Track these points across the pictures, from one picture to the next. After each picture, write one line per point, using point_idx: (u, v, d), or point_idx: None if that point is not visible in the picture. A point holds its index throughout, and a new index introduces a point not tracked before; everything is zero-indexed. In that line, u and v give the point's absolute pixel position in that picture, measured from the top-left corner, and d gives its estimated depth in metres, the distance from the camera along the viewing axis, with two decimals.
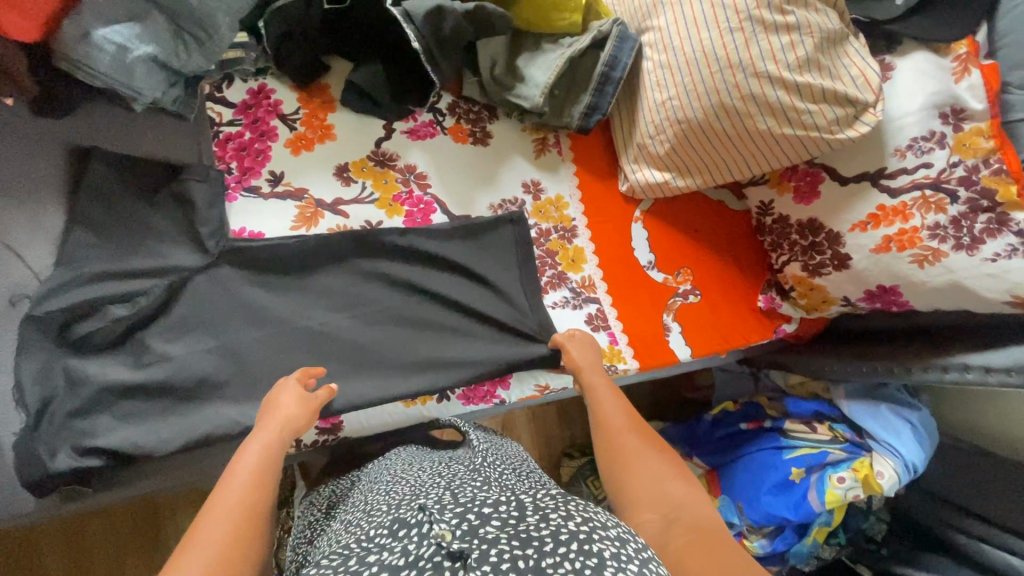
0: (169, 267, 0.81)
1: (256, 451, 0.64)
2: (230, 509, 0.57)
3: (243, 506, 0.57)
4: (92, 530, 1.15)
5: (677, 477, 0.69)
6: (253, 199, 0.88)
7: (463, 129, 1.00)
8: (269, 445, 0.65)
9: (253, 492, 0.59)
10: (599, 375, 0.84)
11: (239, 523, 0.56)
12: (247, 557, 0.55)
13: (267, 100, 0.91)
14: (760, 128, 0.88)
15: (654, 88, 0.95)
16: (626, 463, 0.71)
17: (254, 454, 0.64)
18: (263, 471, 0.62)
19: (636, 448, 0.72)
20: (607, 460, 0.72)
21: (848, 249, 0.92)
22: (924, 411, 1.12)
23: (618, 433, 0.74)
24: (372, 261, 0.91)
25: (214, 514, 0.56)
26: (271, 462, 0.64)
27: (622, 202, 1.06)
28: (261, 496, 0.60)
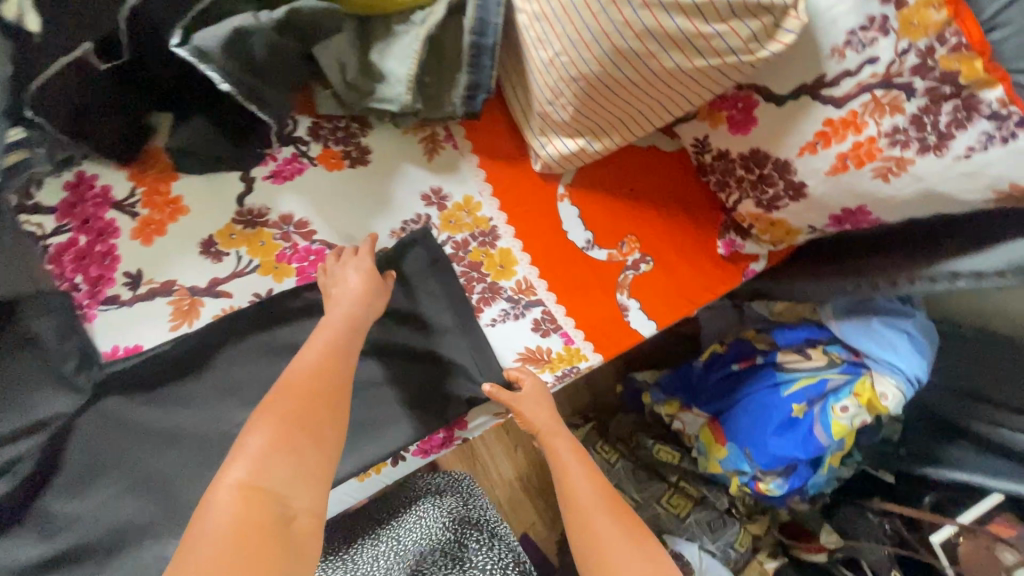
0: (43, 421, 0.70)
1: (327, 336, 0.69)
2: (296, 388, 0.63)
3: (311, 384, 0.63)
4: None
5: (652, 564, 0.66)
6: (117, 311, 0.76)
7: (334, 153, 0.85)
8: (341, 325, 0.71)
9: (323, 369, 0.66)
10: (564, 443, 0.79)
11: (302, 399, 0.61)
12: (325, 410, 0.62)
13: (91, 190, 0.76)
14: (668, 67, 0.72)
15: (536, 45, 0.78)
16: (603, 557, 0.67)
17: (324, 343, 0.69)
18: (335, 355, 0.68)
19: (609, 537, 0.69)
20: (584, 553, 0.69)
21: (801, 176, 0.79)
22: (920, 316, 1.03)
23: (590, 518, 0.71)
24: (275, 336, 0.79)
25: (280, 393, 0.62)
26: (341, 349, 0.69)
27: (541, 183, 0.92)
28: (329, 372, 0.66)
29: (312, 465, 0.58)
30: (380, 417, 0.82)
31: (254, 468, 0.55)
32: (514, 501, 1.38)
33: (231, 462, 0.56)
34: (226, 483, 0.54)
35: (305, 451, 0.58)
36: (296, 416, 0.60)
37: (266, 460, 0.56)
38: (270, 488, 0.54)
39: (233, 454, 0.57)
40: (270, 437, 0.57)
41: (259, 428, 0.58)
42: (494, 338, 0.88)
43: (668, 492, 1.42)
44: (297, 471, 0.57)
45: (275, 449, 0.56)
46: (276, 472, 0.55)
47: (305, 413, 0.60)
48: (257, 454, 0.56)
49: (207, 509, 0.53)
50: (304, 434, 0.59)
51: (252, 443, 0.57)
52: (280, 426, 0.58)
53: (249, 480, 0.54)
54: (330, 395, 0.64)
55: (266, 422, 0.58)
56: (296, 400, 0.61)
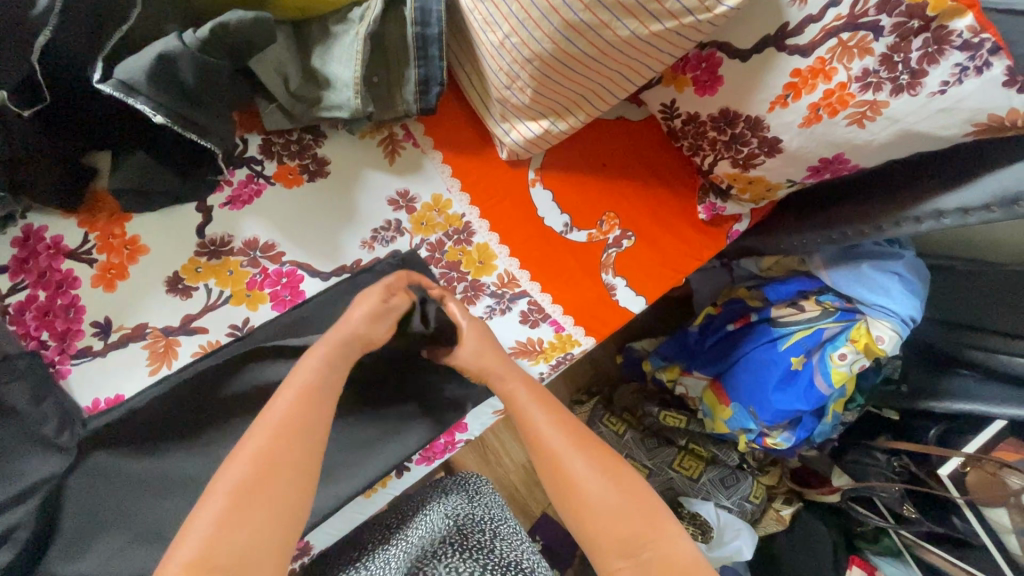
0: (31, 487, 0.68)
1: (301, 382, 0.62)
2: (258, 446, 0.56)
3: (274, 436, 0.56)
4: None
5: (634, 504, 0.63)
6: (91, 363, 0.74)
7: (291, 169, 0.81)
8: (324, 367, 0.63)
9: (298, 419, 0.59)
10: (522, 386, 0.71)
11: (263, 462, 0.55)
12: (286, 468, 0.55)
13: (43, 242, 0.73)
14: (624, 36, 0.69)
15: (484, 29, 0.75)
16: (582, 505, 0.64)
17: (296, 388, 0.61)
18: (305, 405, 0.60)
19: (586, 483, 0.64)
20: (561, 500, 0.66)
21: (774, 132, 0.77)
22: (909, 255, 1.01)
23: (564, 467, 0.66)
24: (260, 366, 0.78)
25: (239, 453, 0.56)
26: (316, 392, 0.61)
27: (510, 170, 0.89)
28: (300, 425, 0.58)
29: (265, 545, 0.52)
30: (378, 432, 0.81)
31: (205, 547, 0.49)
32: (529, 483, 1.38)
33: (181, 537, 0.51)
34: (172, 566, 0.49)
35: (259, 525, 0.52)
36: (253, 483, 0.53)
37: (215, 539, 0.50)
38: (216, 571, 0.49)
39: (185, 526, 0.51)
40: (221, 511, 0.51)
41: (212, 500, 0.52)
42: None
43: (678, 456, 1.43)
44: (248, 550, 0.51)
45: (227, 527, 0.51)
46: (226, 552, 0.50)
47: (262, 481, 0.54)
48: (205, 534, 0.50)
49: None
50: (261, 505, 0.53)
51: (203, 520, 0.51)
52: (233, 497, 0.52)
53: (196, 562, 0.49)
54: (297, 454, 0.57)
55: (220, 493, 0.53)
56: (255, 465, 0.54)
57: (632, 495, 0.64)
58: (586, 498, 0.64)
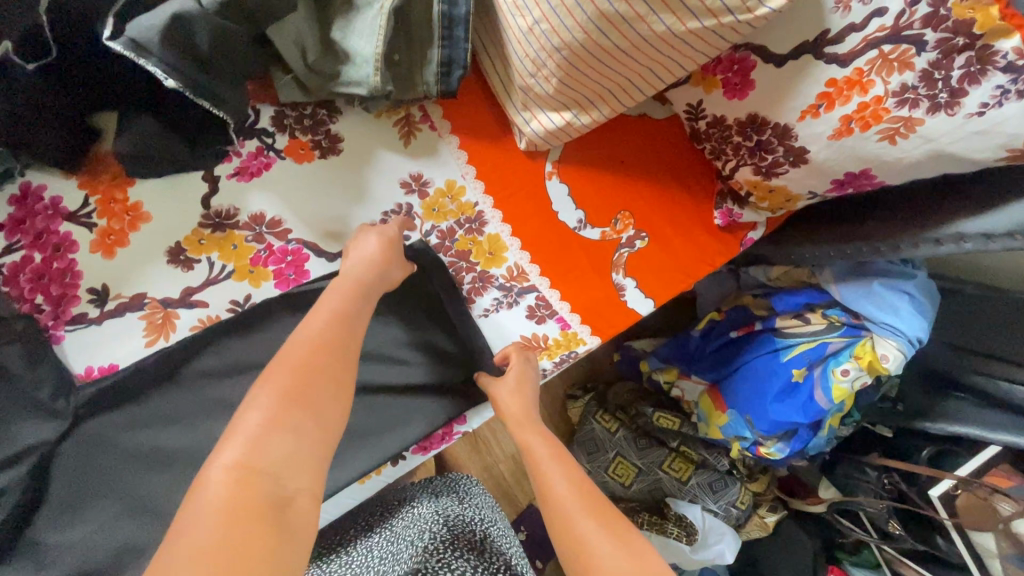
0: (21, 453, 0.67)
1: (330, 312, 0.65)
2: (299, 362, 0.58)
3: (313, 352, 0.60)
4: None
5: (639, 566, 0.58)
6: (85, 330, 0.72)
7: (303, 143, 0.78)
8: (350, 299, 0.67)
9: (332, 339, 0.62)
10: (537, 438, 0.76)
11: (305, 375, 0.57)
12: (321, 382, 0.58)
13: (40, 202, 0.70)
14: (659, 31, 0.66)
15: (513, 12, 0.72)
16: (588, 563, 0.61)
17: (327, 317, 0.64)
18: (337, 333, 0.63)
19: (593, 538, 0.62)
20: (571, 558, 0.63)
21: (802, 142, 0.75)
22: (922, 275, 1.00)
23: (573, 523, 0.65)
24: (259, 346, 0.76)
25: (279, 366, 0.58)
26: (346, 321, 0.65)
27: (527, 161, 0.86)
28: (334, 349, 0.62)
29: (310, 448, 0.54)
30: (376, 418, 0.81)
31: (256, 442, 0.51)
32: (518, 475, 1.38)
33: (228, 436, 0.52)
34: (225, 460, 0.50)
35: (303, 429, 0.54)
36: (295, 390, 0.56)
37: (265, 435, 0.52)
38: (267, 463, 0.50)
39: (231, 426, 0.53)
40: (270, 413, 0.53)
41: (262, 401, 0.54)
42: (489, 329, 0.86)
43: (669, 458, 1.43)
44: (295, 449, 0.53)
45: (278, 426, 0.53)
46: (277, 446, 0.52)
47: (304, 391, 0.56)
48: (256, 431, 0.52)
49: (208, 482, 0.49)
50: (306, 411, 0.55)
51: (252, 422, 0.53)
52: (280, 401, 0.54)
53: (248, 455, 0.50)
54: (337, 374, 0.60)
55: (266, 398, 0.54)
56: (298, 376, 0.57)
57: (640, 556, 0.60)
58: (593, 555, 0.61)
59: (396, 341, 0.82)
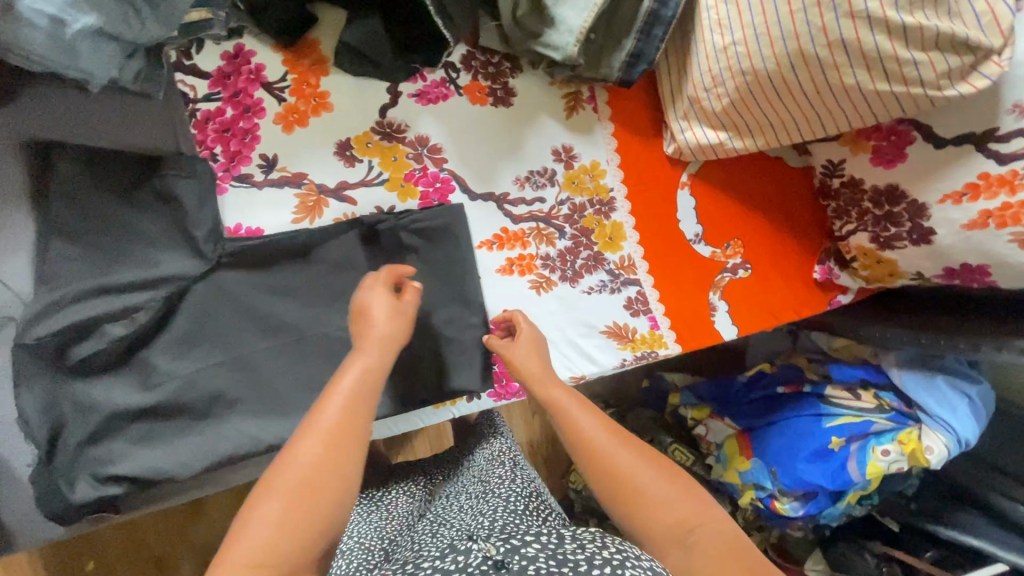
0: (164, 278, 0.72)
1: (351, 388, 0.57)
2: (314, 457, 0.52)
3: (336, 430, 0.54)
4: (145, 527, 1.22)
5: (683, 492, 0.60)
6: (246, 190, 0.77)
7: (481, 87, 0.84)
8: (373, 371, 0.60)
9: (357, 407, 0.56)
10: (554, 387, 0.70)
11: (318, 475, 0.51)
12: (342, 464, 0.53)
13: (246, 65, 0.76)
14: (846, 83, 0.72)
15: (713, 29, 0.78)
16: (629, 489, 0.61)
17: (346, 393, 0.57)
18: (353, 412, 0.56)
19: (636, 470, 0.61)
20: (614, 499, 0.61)
21: (933, 223, 0.80)
22: (984, 385, 1.06)
23: (608, 460, 0.62)
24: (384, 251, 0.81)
25: (294, 458, 0.52)
26: (365, 398, 0.58)
27: (667, 166, 0.92)
28: (352, 437, 0.54)
29: (304, 558, 0.49)
30: (453, 357, 0.82)
31: (258, 553, 0.47)
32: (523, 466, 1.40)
33: (232, 540, 0.48)
34: (224, 569, 0.46)
35: (309, 522, 0.50)
36: (308, 481, 0.51)
37: (272, 536, 0.48)
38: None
39: (239, 525, 0.48)
40: (275, 521, 0.48)
41: (267, 503, 0.49)
42: (588, 306, 0.89)
43: None
44: (294, 564, 0.48)
45: (279, 539, 0.48)
46: (280, 556, 0.48)
47: (317, 495, 0.51)
48: (258, 543, 0.47)
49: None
50: (314, 520, 0.50)
51: (257, 528, 0.48)
52: (292, 505, 0.49)
53: (253, 563, 0.47)
54: (348, 467, 0.53)
55: (275, 497, 0.49)
56: (308, 475, 0.51)
57: (681, 482, 0.62)
58: (638, 487, 0.60)
59: (504, 290, 0.86)
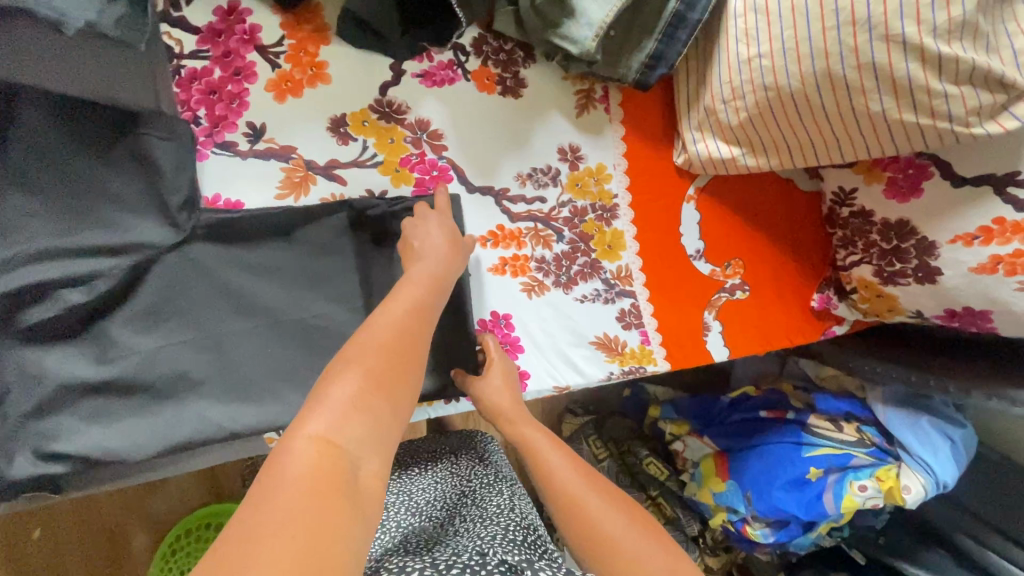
0: (132, 246, 0.67)
1: (415, 297, 0.59)
2: (387, 345, 0.51)
3: (403, 329, 0.54)
4: (103, 504, 1.18)
5: (657, 545, 0.59)
6: (229, 159, 0.72)
7: (491, 74, 0.79)
8: (428, 288, 0.61)
9: (422, 317, 0.57)
10: (532, 428, 0.73)
11: (393, 359, 0.50)
12: (411, 361, 0.52)
13: (240, 24, 0.70)
14: (872, 110, 0.69)
15: (738, 39, 0.74)
16: (600, 536, 0.60)
17: (409, 302, 0.58)
18: (417, 316, 0.56)
19: (608, 517, 0.62)
20: (585, 545, 0.61)
21: (941, 263, 0.77)
22: (967, 428, 1.05)
23: (581, 504, 0.64)
24: (371, 237, 0.76)
25: (365, 343, 0.50)
26: (427, 308, 0.59)
27: (675, 177, 0.88)
28: (418, 338, 0.55)
29: (378, 436, 0.45)
30: (436, 355, 0.78)
31: (339, 421, 0.44)
32: None
33: (308, 410, 0.44)
34: (301, 434, 0.42)
35: (384, 410, 0.47)
36: (383, 368, 0.49)
37: (346, 413, 0.44)
38: (349, 444, 0.43)
39: (315, 396, 0.45)
40: (357, 391, 0.46)
41: (341, 381, 0.46)
42: (579, 315, 0.85)
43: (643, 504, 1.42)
44: (369, 442, 0.45)
45: (361, 409, 0.45)
46: (360, 433, 0.44)
47: (393, 376, 0.49)
48: (339, 410, 0.44)
49: (287, 455, 0.41)
50: (393, 396, 0.48)
51: (336, 397, 0.45)
52: (371, 380, 0.47)
53: (327, 433, 0.43)
54: (419, 361, 0.53)
55: (356, 370, 0.47)
56: (384, 357, 0.50)
57: (655, 535, 0.61)
58: (611, 536, 0.60)
59: (495, 290, 0.82)
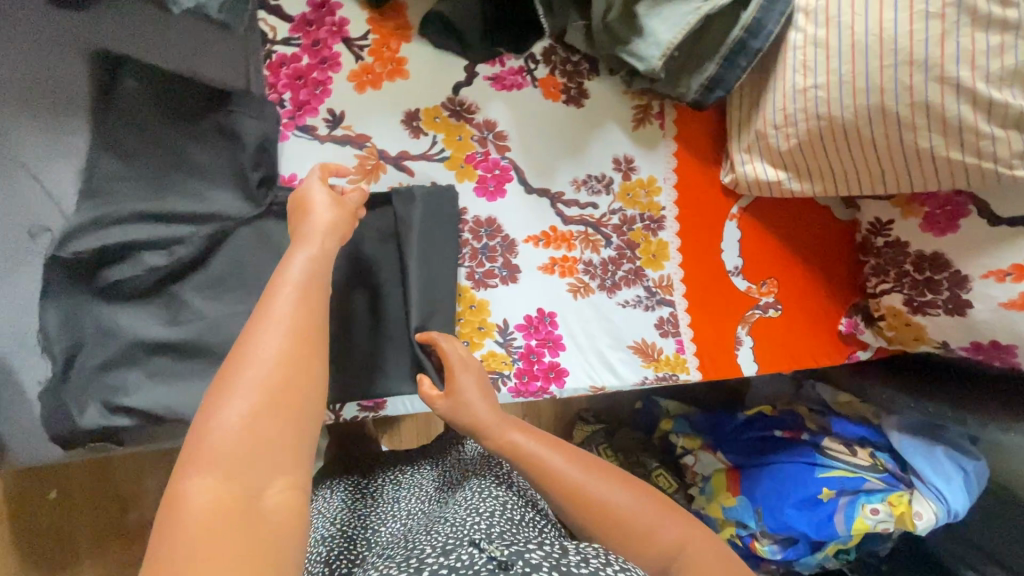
0: (211, 215, 0.70)
1: (302, 274, 0.53)
2: (276, 349, 0.46)
3: (286, 320, 0.48)
4: (120, 471, 1.21)
5: (662, 511, 0.61)
6: (307, 142, 0.75)
7: (557, 83, 0.84)
8: (319, 257, 0.55)
9: (309, 296, 0.51)
10: (516, 431, 0.67)
11: (284, 365, 0.46)
12: (309, 354, 0.48)
13: (330, 17, 0.75)
14: (920, 146, 0.72)
15: (796, 69, 0.78)
16: (611, 518, 0.60)
17: (297, 280, 0.52)
18: (308, 295, 0.51)
19: (615, 498, 0.62)
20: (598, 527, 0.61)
21: (972, 296, 0.81)
22: (980, 461, 1.08)
23: (586, 493, 0.62)
24: (428, 220, 0.78)
25: (251, 356, 0.46)
26: (318, 283, 0.53)
27: (721, 195, 0.92)
28: (312, 327, 0.49)
29: (280, 452, 0.44)
30: None
31: (235, 454, 0.42)
32: None
33: (198, 441, 0.42)
34: (193, 476, 0.40)
35: (280, 423, 0.44)
36: (276, 376, 0.45)
37: (245, 434, 0.42)
38: (243, 479, 0.41)
39: (202, 429, 0.42)
40: (248, 409, 0.43)
41: (232, 397, 0.43)
42: (621, 319, 0.89)
43: None
44: (274, 458, 0.43)
45: (255, 435, 0.43)
46: (261, 452, 0.43)
47: (289, 387, 0.45)
48: (234, 440, 0.42)
49: (184, 502, 0.39)
50: (291, 411, 0.45)
51: (225, 430, 0.42)
52: (263, 400, 0.44)
53: (224, 458, 0.41)
54: (317, 353, 0.48)
55: (242, 393, 0.44)
56: (278, 367, 0.46)
57: (658, 503, 0.63)
58: (624, 517, 0.60)
59: (543, 289, 0.85)
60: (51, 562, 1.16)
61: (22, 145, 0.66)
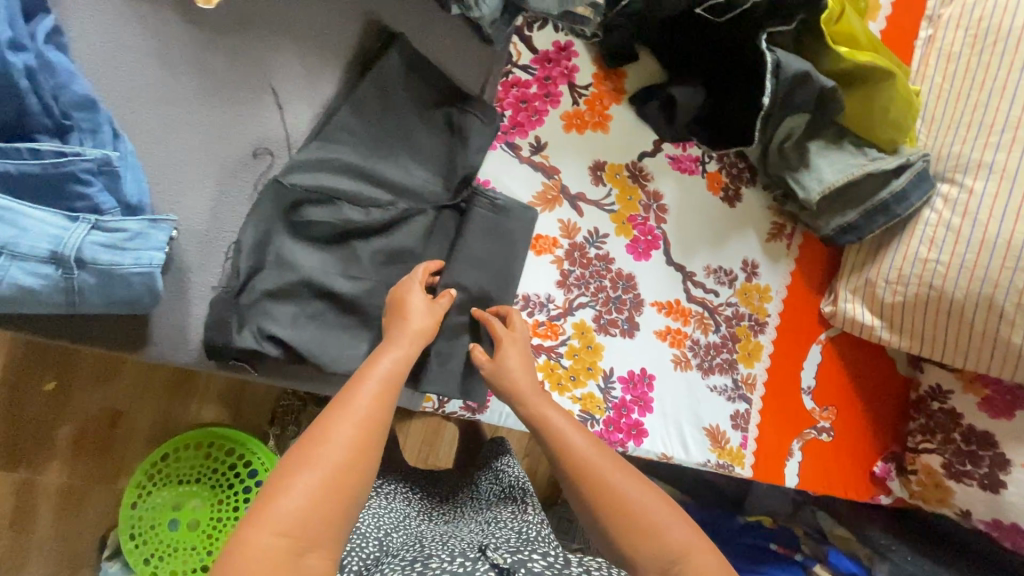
0: (411, 190, 0.75)
1: (386, 372, 0.57)
2: (350, 440, 0.50)
3: (371, 408, 0.53)
4: (126, 379, 1.12)
5: (674, 515, 0.55)
6: (509, 156, 0.82)
7: (720, 179, 0.94)
8: (402, 362, 0.59)
9: (389, 397, 0.55)
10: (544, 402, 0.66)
11: (353, 455, 0.49)
12: (378, 444, 0.51)
13: (566, 61, 0.84)
14: (1012, 339, 0.85)
15: (922, 241, 0.90)
16: (620, 508, 0.55)
17: (379, 379, 0.56)
18: (384, 398, 0.55)
19: (626, 489, 0.56)
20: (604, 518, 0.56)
21: (1009, 478, 0.94)
22: None
23: (593, 477, 0.57)
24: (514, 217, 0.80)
25: (329, 437, 0.49)
26: (397, 383, 0.57)
27: (815, 320, 1.02)
28: (384, 422, 0.53)
29: (330, 529, 0.47)
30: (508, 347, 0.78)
31: (296, 518, 0.45)
32: None
33: (267, 496, 0.46)
34: (258, 525, 0.44)
35: (337, 499, 0.47)
36: (348, 461, 0.49)
37: (310, 508, 0.46)
38: (296, 538, 0.45)
39: (274, 490, 0.46)
40: (313, 486, 0.47)
41: (303, 470, 0.47)
42: (704, 400, 0.95)
43: None
44: (322, 533, 0.46)
45: (315, 508, 0.46)
46: (315, 524, 0.46)
47: (351, 474, 0.49)
48: (293, 509, 0.45)
49: (245, 550, 0.43)
50: (348, 497, 0.48)
51: (293, 497, 0.46)
52: (330, 480, 0.47)
53: (288, 525, 0.45)
54: (380, 445, 0.52)
55: (314, 469, 0.47)
56: (348, 451, 0.49)
57: (668, 503, 0.57)
58: (629, 508, 0.55)
59: (651, 351, 0.92)
60: (20, 450, 1.07)
61: (280, 76, 0.72)
